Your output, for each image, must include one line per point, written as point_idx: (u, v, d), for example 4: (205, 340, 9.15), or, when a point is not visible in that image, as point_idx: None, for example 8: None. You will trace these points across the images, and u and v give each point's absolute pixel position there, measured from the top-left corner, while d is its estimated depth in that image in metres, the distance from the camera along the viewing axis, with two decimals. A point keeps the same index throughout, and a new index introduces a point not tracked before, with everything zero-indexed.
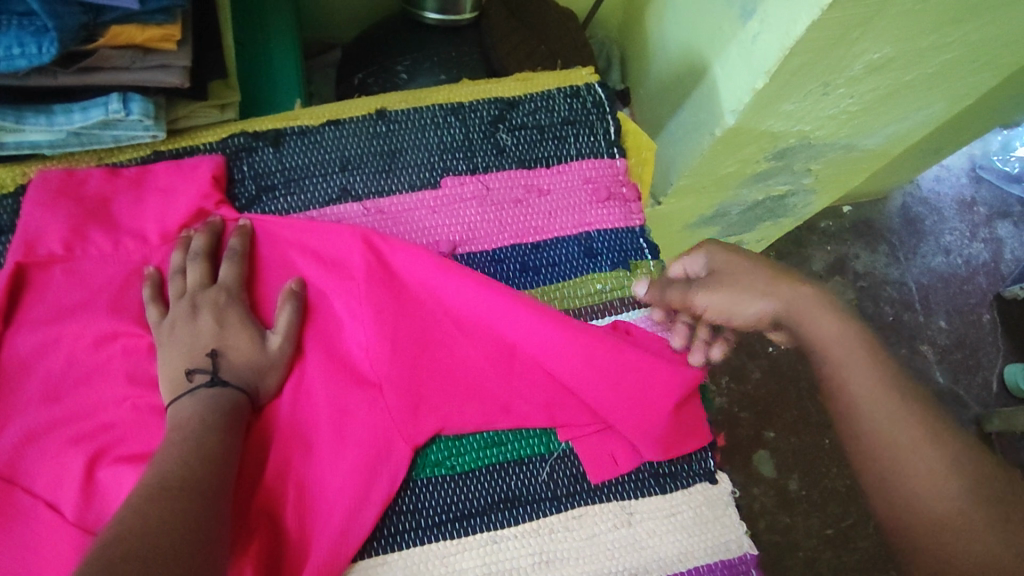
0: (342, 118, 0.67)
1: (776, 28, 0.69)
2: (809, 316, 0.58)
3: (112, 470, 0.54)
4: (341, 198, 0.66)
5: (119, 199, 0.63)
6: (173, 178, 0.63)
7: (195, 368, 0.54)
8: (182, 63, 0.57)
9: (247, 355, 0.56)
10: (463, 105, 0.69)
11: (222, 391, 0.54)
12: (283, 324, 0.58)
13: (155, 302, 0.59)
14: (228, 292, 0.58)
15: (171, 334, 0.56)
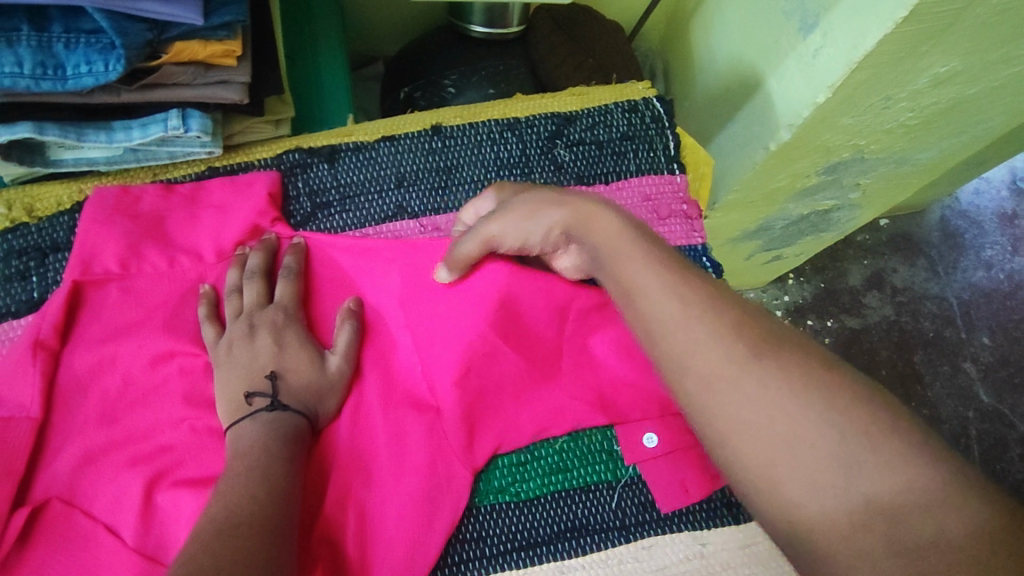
0: (397, 134, 0.66)
1: (842, 42, 0.67)
2: (594, 216, 0.50)
3: (171, 493, 0.52)
4: (397, 215, 0.64)
5: (175, 216, 0.62)
6: (229, 196, 0.63)
7: (255, 390, 0.53)
8: (241, 78, 0.56)
9: (306, 376, 0.54)
10: (520, 120, 0.67)
11: (282, 414, 0.52)
12: (341, 345, 0.57)
13: (212, 321, 0.57)
14: (285, 312, 0.57)
15: (228, 355, 0.55)
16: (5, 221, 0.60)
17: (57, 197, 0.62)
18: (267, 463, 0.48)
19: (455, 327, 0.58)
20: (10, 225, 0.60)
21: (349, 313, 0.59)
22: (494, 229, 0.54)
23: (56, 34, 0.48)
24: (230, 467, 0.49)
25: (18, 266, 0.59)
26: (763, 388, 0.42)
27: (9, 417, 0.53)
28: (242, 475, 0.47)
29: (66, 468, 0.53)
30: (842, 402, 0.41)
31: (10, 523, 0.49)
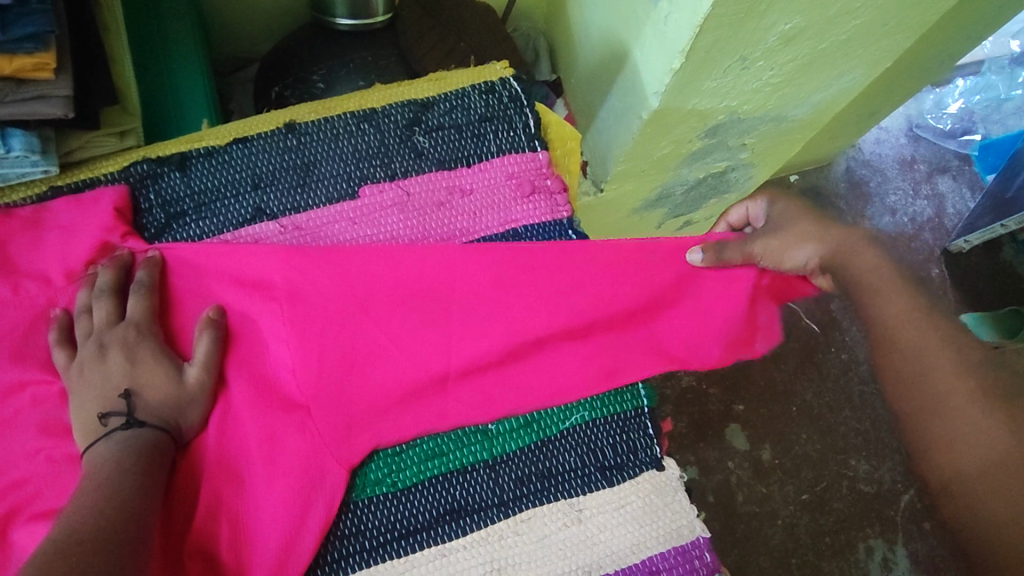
0: (249, 134, 0.65)
1: (685, 6, 0.68)
2: (857, 254, 0.68)
3: (27, 528, 0.51)
4: (256, 218, 0.63)
5: (15, 241, 0.59)
6: (73, 214, 0.60)
7: (110, 411, 0.52)
8: (62, 91, 0.54)
9: (164, 392, 0.53)
10: (375, 110, 0.67)
11: (139, 432, 0.51)
12: (200, 355, 0.55)
13: (63, 345, 0.56)
14: (137, 328, 0.55)
15: (81, 379, 0.53)
16: None
17: None
18: (118, 483, 0.48)
19: (330, 329, 0.58)
20: None
21: (213, 323, 0.57)
22: (767, 243, 0.67)
23: None
24: (78, 491, 0.48)
25: None
26: (957, 403, 0.62)
27: None
28: (87, 496, 0.47)
29: None
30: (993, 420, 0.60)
31: None
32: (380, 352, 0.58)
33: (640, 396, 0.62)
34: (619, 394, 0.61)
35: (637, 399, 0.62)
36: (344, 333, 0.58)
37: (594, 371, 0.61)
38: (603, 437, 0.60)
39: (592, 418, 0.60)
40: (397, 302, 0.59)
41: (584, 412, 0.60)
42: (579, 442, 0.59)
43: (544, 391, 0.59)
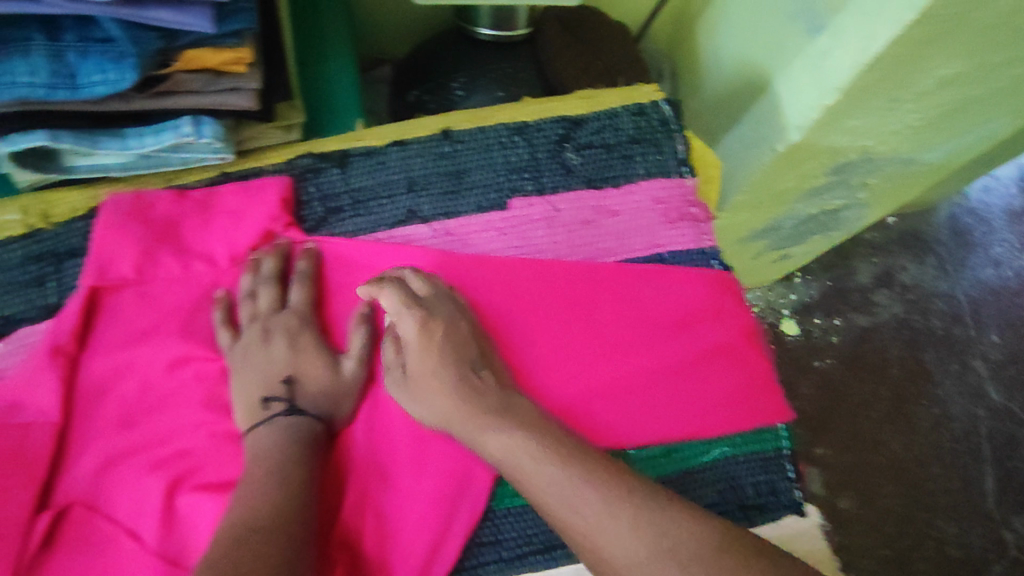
0: (406, 138, 0.66)
1: (849, 44, 0.67)
2: None
3: (191, 497, 0.54)
4: (408, 220, 0.65)
5: (187, 221, 0.62)
6: (241, 200, 0.63)
7: (275, 396, 0.56)
8: (252, 85, 0.56)
9: (323, 381, 0.57)
10: (528, 124, 0.67)
11: (302, 418, 0.55)
12: (354, 350, 0.58)
13: (227, 326, 0.59)
14: (299, 317, 0.59)
15: (246, 361, 0.57)
16: (23, 227, 0.62)
17: (71, 203, 0.63)
18: (286, 467, 0.51)
19: (478, 337, 0.60)
20: (28, 232, 0.62)
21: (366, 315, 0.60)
22: None
23: (69, 44, 0.49)
24: (249, 474, 0.51)
25: (36, 272, 0.61)
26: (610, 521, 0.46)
27: (32, 423, 0.56)
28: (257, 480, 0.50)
29: (88, 472, 0.55)
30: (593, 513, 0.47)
31: (37, 526, 0.52)
32: (521, 369, 0.59)
33: (781, 438, 0.60)
34: (759, 433, 0.59)
35: (778, 439, 0.60)
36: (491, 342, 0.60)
37: (736, 409, 0.59)
38: (744, 474, 0.58)
39: (733, 454, 0.58)
40: (544, 322, 0.61)
41: (725, 446, 0.59)
42: (718, 477, 0.58)
43: (682, 423, 0.58)
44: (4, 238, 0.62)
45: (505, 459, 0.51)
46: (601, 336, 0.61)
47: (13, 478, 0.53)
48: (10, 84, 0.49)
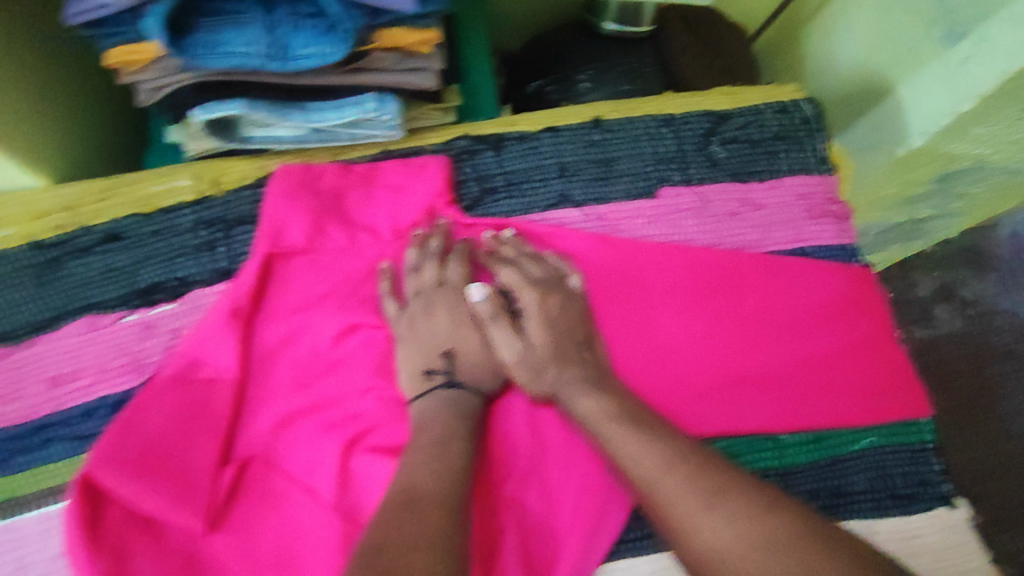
0: (559, 125, 0.69)
1: (995, 52, 0.68)
2: None
3: (366, 458, 0.58)
4: (560, 203, 0.67)
5: (352, 195, 0.65)
6: (404, 177, 0.66)
7: (436, 367, 0.60)
8: (436, 66, 0.58)
9: (477, 355, 0.61)
10: (675, 116, 0.69)
11: (463, 390, 0.59)
12: (504, 338, 0.60)
13: (392, 296, 0.62)
14: (458, 292, 0.62)
15: (411, 330, 0.60)
16: (195, 193, 0.64)
17: (241, 172, 0.66)
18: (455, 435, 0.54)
19: (633, 326, 0.64)
20: (200, 198, 0.64)
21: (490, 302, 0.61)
22: None
23: (281, 18, 0.51)
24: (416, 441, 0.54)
25: (207, 237, 0.64)
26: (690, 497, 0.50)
27: (213, 380, 0.59)
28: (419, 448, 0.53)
29: (266, 428, 0.59)
30: (684, 494, 0.50)
31: (224, 478, 0.56)
32: (672, 356, 0.63)
33: (926, 431, 0.62)
34: (905, 425, 0.62)
35: (923, 432, 0.62)
36: (645, 330, 0.64)
37: (878, 404, 0.62)
38: (894, 464, 0.61)
39: (883, 445, 0.61)
40: (700, 313, 0.64)
41: (874, 437, 0.61)
42: (869, 466, 0.60)
43: (825, 412, 0.62)
44: (177, 203, 0.64)
45: (592, 421, 0.56)
46: (747, 328, 0.64)
47: (200, 431, 0.57)
48: (227, 54, 0.50)
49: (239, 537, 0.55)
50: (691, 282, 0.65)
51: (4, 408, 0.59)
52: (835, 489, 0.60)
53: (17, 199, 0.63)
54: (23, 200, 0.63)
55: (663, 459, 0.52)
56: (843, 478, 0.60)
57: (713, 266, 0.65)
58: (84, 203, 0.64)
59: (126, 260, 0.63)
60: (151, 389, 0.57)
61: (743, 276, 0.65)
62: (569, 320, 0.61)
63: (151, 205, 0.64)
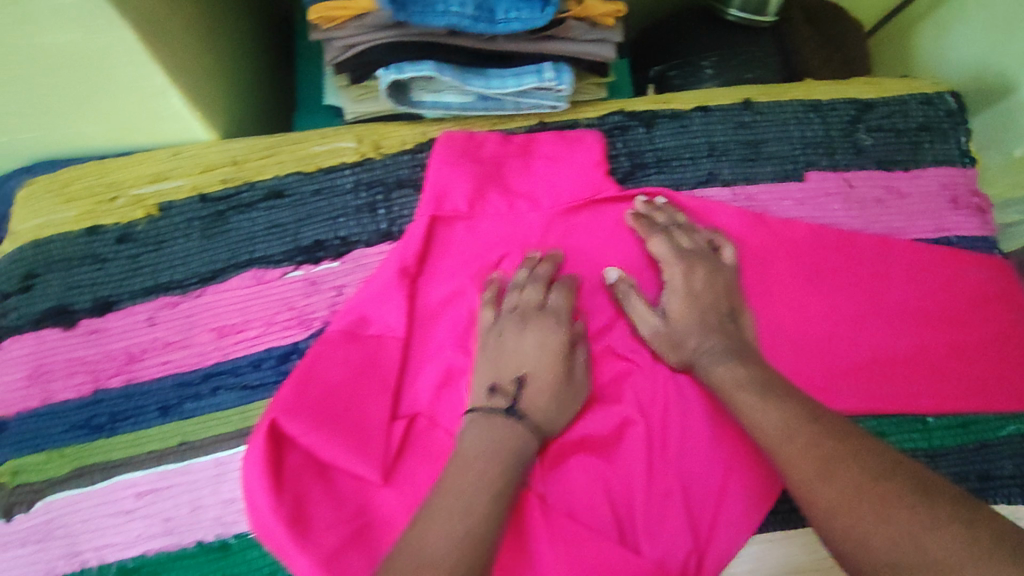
0: (710, 105, 0.71)
1: None
2: None
3: None
4: (709, 181, 0.69)
5: (511, 163, 0.67)
6: (560, 148, 0.67)
7: (504, 387, 0.56)
8: (616, 37, 0.60)
9: (550, 390, 0.57)
10: (822, 103, 0.71)
11: (519, 424, 0.54)
12: (581, 365, 0.60)
13: (491, 306, 0.61)
14: (557, 317, 0.60)
15: (496, 343, 0.59)
16: (357, 154, 0.66)
17: (402, 137, 0.67)
18: (494, 469, 0.50)
19: (782, 303, 0.65)
20: (361, 159, 0.66)
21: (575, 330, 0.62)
22: None
23: None
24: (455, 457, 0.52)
25: (367, 198, 0.65)
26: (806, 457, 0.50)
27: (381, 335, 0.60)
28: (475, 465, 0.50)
29: (429, 389, 0.59)
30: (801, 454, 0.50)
31: (394, 432, 0.56)
32: (822, 336, 0.64)
33: None
34: None
35: None
36: (794, 309, 0.65)
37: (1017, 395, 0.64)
38: None
39: None
40: (843, 292, 0.66)
41: (1018, 426, 0.63)
42: (1015, 453, 0.62)
43: (969, 399, 0.63)
44: (339, 163, 0.66)
45: (727, 387, 0.57)
46: (891, 313, 0.66)
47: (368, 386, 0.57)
48: (442, 12, 0.52)
49: (410, 491, 0.54)
50: (836, 264, 0.67)
51: (172, 354, 0.60)
52: (982, 473, 0.61)
53: (186, 151, 0.64)
54: (193, 152, 0.64)
55: (785, 422, 0.53)
56: (990, 462, 0.61)
57: (857, 250, 0.67)
58: (249, 158, 0.65)
59: (288, 217, 0.64)
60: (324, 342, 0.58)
61: (886, 262, 0.67)
62: (716, 292, 0.63)
63: (313, 163, 0.66)
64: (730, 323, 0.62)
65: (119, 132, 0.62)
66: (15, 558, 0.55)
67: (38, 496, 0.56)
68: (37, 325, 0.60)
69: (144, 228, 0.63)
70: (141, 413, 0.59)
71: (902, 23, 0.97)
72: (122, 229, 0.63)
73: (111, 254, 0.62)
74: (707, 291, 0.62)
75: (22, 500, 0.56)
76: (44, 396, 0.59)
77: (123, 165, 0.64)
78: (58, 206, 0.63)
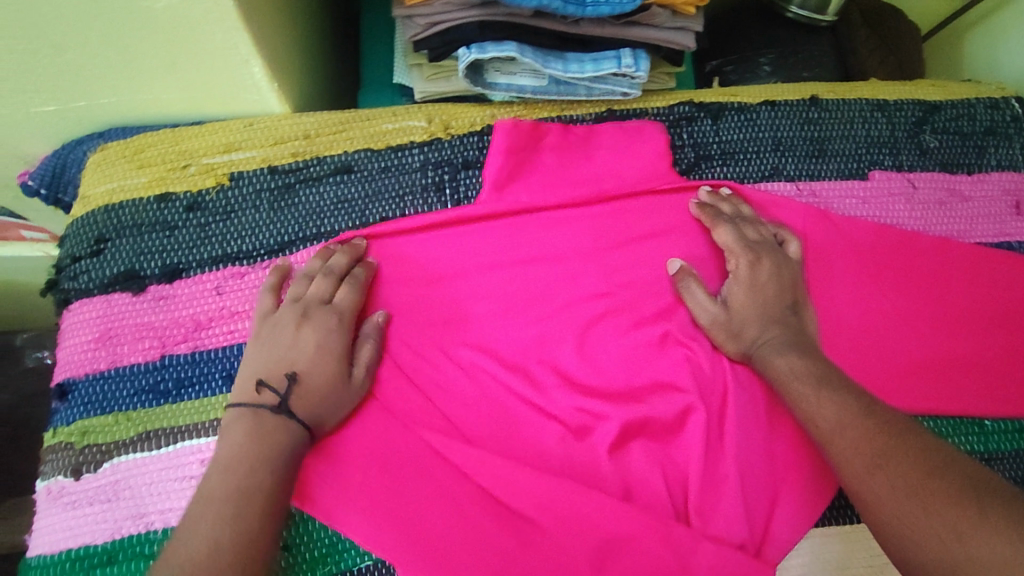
0: (777, 100, 0.71)
1: None
2: None
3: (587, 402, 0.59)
4: (774, 176, 0.69)
5: (572, 154, 0.68)
6: (620, 139, 0.68)
7: (275, 386, 0.54)
8: (696, 27, 0.60)
9: (324, 390, 0.55)
10: (889, 103, 0.72)
11: (279, 417, 0.53)
12: (365, 358, 0.58)
13: (277, 296, 0.60)
14: (339, 318, 0.58)
15: (270, 334, 0.57)
16: (427, 133, 0.67)
17: (471, 118, 0.68)
18: (265, 466, 0.50)
19: (845, 299, 0.65)
20: (430, 138, 0.67)
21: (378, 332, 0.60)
22: None
23: None
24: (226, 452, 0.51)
25: (435, 177, 0.66)
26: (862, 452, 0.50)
27: None
28: (286, 463, 0.51)
29: (493, 367, 0.60)
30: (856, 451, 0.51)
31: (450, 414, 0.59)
32: (885, 334, 0.64)
33: None
34: None
35: None
36: (857, 305, 0.65)
37: None
38: None
39: None
40: (902, 290, 0.65)
41: None
42: None
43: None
44: (409, 141, 0.67)
45: (783, 378, 0.57)
46: (951, 314, 0.65)
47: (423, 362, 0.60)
48: None
49: (461, 465, 0.56)
50: (898, 263, 0.66)
51: (238, 324, 0.60)
52: None
53: (259, 123, 0.65)
54: (266, 124, 0.65)
55: (842, 415, 0.53)
56: None
57: (919, 250, 0.67)
58: (321, 132, 0.66)
59: (357, 192, 0.65)
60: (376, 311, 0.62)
61: (947, 264, 0.67)
62: (782, 287, 0.61)
63: (383, 141, 0.66)
64: (793, 316, 0.61)
65: (196, 100, 0.63)
66: (81, 518, 0.55)
67: (104, 457, 0.56)
68: (107, 287, 0.61)
69: (214, 197, 0.63)
70: (207, 381, 0.59)
71: (953, 34, 0.97)
72: (192, 197, 0.63)
73: (181, 221, 0.62)
74: (772, 283, 0.61)
75: (90, 460, 0.56)
76: (113, 359, 0.59)
77: (198, 134, 0.64)
78: (131, 172, 0.63)
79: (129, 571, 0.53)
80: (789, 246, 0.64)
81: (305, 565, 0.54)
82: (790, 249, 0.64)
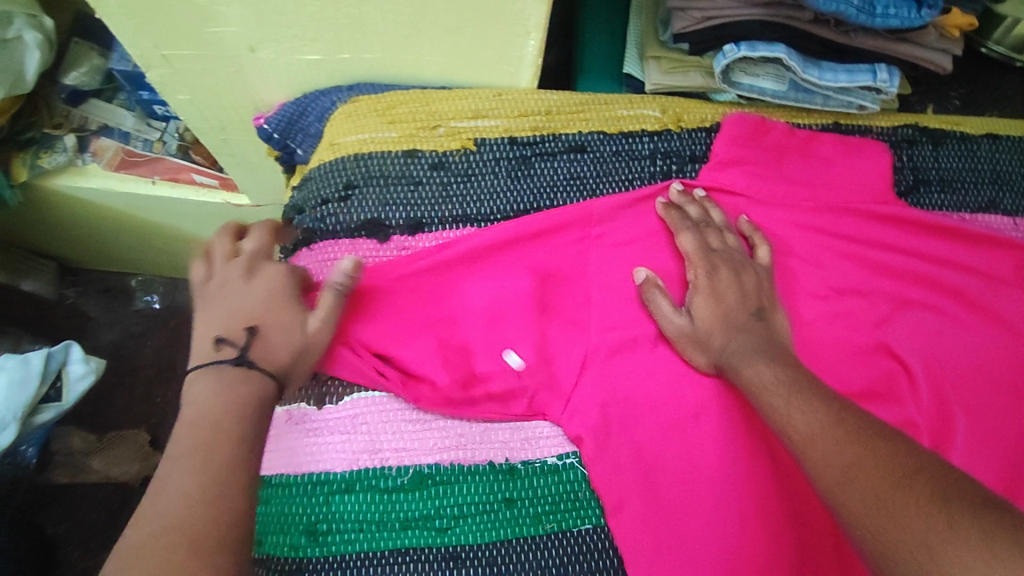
0: (998, 134, 0.72)
1: None
2: None
3: None
4: (990, 209, 0.70)
5: (792, 155, 0.68)
6: (839, 152, 0.69)
7: (232, 340, 0.54)
8: (954, 50, 0.62)
9: (281, 347, 0.55)
10: None
11: (252, 373, 0.53)
12: (324, 307, 0.57)
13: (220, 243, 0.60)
14: (287, 269, 0.59)
15: (221, 287, 0.57)
16: (659, 123, 0.69)
17: (702, 114, 0.70)
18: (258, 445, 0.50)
19: None
20: (662, 129, 0.69)
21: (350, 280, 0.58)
22: None
23: None
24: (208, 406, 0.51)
25: (663, 166, 0.68)
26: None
27: (647, 289, 0.61)
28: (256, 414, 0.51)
29: None
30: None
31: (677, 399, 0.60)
32: None
33: None
34: None
35: None
36: None
37: None
38: None
39: None
40: None
41: None
42: None
43: None
44: (641, 129, 0.69)
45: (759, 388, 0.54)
46: None
47: (643, 344, 0.61)
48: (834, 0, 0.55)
49: (686, 447, 0.58)
50: None
51: None
52: None
53: (507, 94, 0.68)
54: (513, 97, 0.68)
55: None
56: None
57: None
58: (561, 110, 0.69)
59: (589, 171, 0.67)
60: (390, 266, 0.62)
61: None
62: (739, 294, 0.60)
63: (617, 126, 0.69)
64: (759, 322, 0.59)
65: (455, 65, 0.67)
66: (323, 445, 0.57)
67: (346, 390, 0.59)
68: (354, 231, 0.64)
69: (457, 159, 0.66)
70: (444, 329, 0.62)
71: None
72: (437, 156, 0.66)
73: (425, 177, 0.65)
74: (732, 291, 0.60)
75: (332, 392, 0.59)
76: None
77: (447, 98, 0.68)
78: (382, 125, 0.66)
79: (367, 502, 0.56)
80: (757, 250, 0.64)
81: (529, 520, 0.56)
82: (759, 254, 0.63)
